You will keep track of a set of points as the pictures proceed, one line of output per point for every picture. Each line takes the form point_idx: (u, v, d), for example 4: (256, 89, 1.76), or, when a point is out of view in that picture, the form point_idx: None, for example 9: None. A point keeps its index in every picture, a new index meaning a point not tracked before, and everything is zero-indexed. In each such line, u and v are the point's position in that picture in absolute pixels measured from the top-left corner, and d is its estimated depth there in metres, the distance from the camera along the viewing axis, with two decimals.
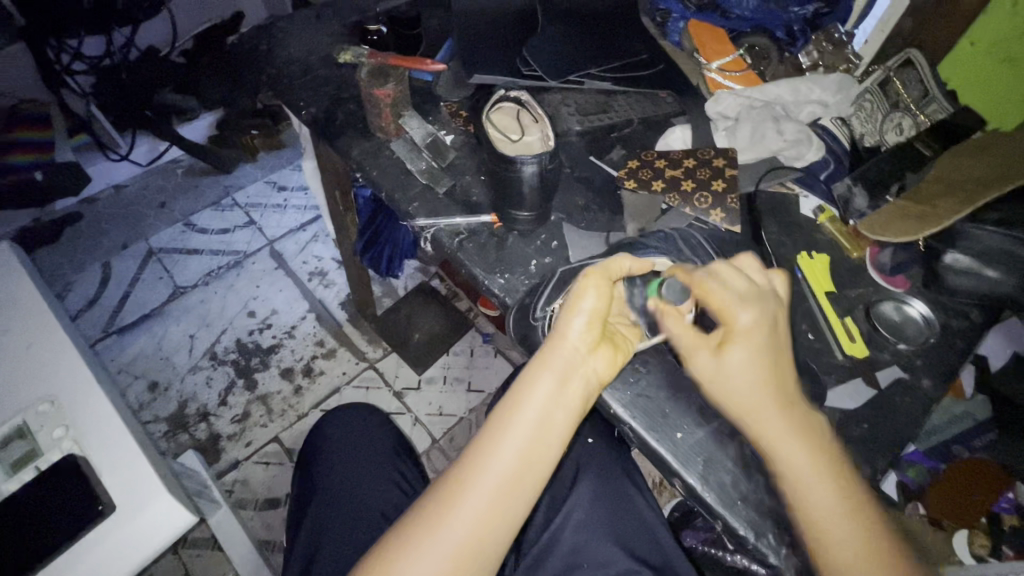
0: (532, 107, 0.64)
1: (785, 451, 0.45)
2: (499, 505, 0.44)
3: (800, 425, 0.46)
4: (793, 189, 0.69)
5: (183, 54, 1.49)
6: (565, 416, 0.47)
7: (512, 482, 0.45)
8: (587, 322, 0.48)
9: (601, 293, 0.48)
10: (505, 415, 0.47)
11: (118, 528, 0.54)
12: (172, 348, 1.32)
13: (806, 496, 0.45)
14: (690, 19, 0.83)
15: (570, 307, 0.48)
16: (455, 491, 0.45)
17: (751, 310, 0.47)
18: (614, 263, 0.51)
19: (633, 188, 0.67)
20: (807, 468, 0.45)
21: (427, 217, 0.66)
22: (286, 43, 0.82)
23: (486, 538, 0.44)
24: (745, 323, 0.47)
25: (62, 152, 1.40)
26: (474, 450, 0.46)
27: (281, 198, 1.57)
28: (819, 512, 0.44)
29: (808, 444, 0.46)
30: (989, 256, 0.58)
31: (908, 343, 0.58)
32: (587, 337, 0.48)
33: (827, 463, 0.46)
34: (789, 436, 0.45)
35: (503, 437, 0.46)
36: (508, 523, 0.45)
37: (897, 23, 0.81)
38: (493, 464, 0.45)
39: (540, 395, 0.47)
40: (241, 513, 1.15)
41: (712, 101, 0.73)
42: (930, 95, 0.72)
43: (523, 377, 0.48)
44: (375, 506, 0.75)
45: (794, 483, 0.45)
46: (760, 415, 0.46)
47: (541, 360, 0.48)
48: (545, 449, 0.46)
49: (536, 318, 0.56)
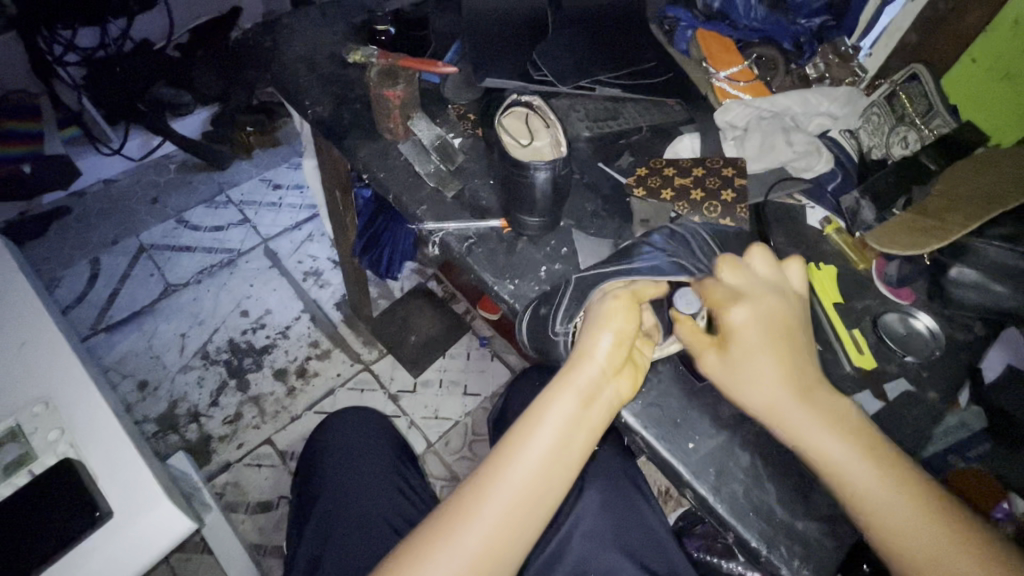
0: (544, 112, 0.63)
1: (818, 442, 0.45)
2: (515, 518, 0.44)
3: (818, 410, 0.46)
4: (800, 200, 0.69)
5: (177, 48, 1.48)
6: (587, 434, 0.47)
7: (529, 497, 0.44)
8: (615, 341, 0.48)
9: (629, 316, 0.50)
10: (524, 428, 0.46)
11: (116, 536, 0.52)
12: (162, 347, 1.29)
13: (849, 486, 0.44)
14: (698, 28, 0.84)
15: (599, 324, 0.49)
16: (471, 502, 0.44)
17: (740, 305, 0.49)
18: (641, 285, 0.53)
19: (642, 195, 0.67)
20: (841, 456, 0.44)
21: (435, 221, 0.65)
22: (290, 41, 0.81)
23: (501, 552, 0.43)
24: (738, 318, 0.48)
25: (52, 145, 1.37)
26: (491, 462, 0.45)
27: (275, 197, 1.55)
28: (861, 491, 0.43)
29: (839, 428, 0.46)
30: (995, 271, 0.58)
31: (913, 355, 0.59)
32: (613, 360, 0.48)
33: (865, 445, 0.45)
34: (815, 427, 0.45)
35: (521, 450, 0.45)
36: (523, 538, 0.44)
37: (901, 39, 0.82)
38: (510, 476, 0.44)
39: (561, 413, 0.46)
40: (232, 516, 1.13)
41: (719, 110, 0.74)
42: (935, 109, 0.71)
43: (544, 395, 0.47)
44: (375, 512, 0.74)
45: (833, 474, 0.44)
46: (778, 404, 0.46)
47: (564, 377, 0.48)
48: (563, 466, 0.45)
49: (556, 332, 0.53)
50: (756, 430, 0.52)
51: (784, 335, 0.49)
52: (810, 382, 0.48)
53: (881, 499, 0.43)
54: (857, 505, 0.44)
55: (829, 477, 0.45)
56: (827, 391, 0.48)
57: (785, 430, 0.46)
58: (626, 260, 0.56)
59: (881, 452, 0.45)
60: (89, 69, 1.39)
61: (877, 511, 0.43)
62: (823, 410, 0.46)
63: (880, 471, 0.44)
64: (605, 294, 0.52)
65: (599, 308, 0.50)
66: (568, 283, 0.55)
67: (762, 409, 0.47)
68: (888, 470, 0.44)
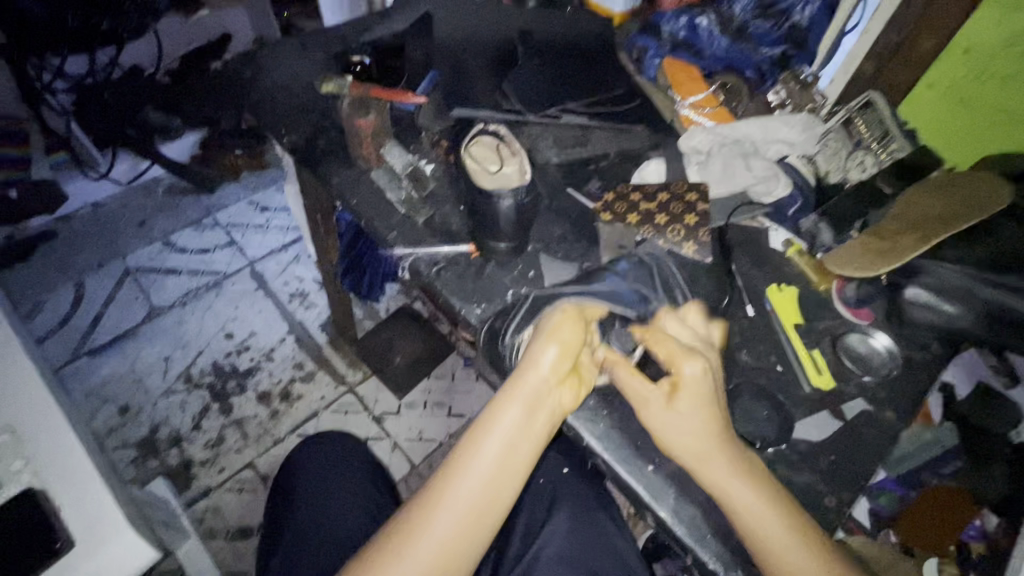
0: (510, 142, 0.66)
1: (742, 499, 0.46)
2: (465, 528, 0.44)
3: (742, 467, 0.47)
4: (763, 223, 0.71)
5: (167, 74, 1.47)
6: (533, 443, 0.47)
7: (476, 509, 0.45)
8: (560, 352, 0.49)
9: (575, 330, 0.51)
10: (473, 439, 0.47)
11: (77, 565, 0.52)
12: (145, 371, 1.29)
13: (766, 543, 0.45)
14: (665, 57, 0.86)
15: (546, 335, 0.50)
16: (422, 516, 0.44)
17: (696, 362, 0.49)
18: (590, 305, 0.54)
19: (609, 220, 0.68)
20: (764, 516, 0.46)
21: (406, 246, 0.67)
22: (270, 71, 0.83)
23: (452, 563, 0.43)
24: (691, 374, 0.49)
25: (39, 169, 1.39)
26: (442, 474, 0.46)
27: (263, 220, 1.57)
28: (782, 548, 0.44)
29: (758, 484, 0.47)
30: (946, 292, 0.60)
31: (872, 375, 0.60)
32: (557, 368, 0.49)
33: (784, 505, 0.47)
34: (736, 483, 0.47)
35: (469, 461, 0.46)
36: (473, 548, 0.44)
37: (858, 67, 0.85)
38: (460, 487, 0.45)
39: (507, 423, 0.47)
40: (211, 543, 1.11)
41: (684, 136, 0.76)
42: (890, 134, 0.74)
43: (490, 407, 0.48)
44: (348, 536, 0.74)
45: (756, 529, 0.45)
46: (704, 454, 0.47)
47: (511, 388, 0.48)
48: (512, 475, 0.46)
49: (505, 345, 0.55)
50: None
51: (721, 394, 0.51)
52: (736, 441, 0.49)
53: (791, 552, 0.44)
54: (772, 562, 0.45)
55: (750, 531, 0.45)
56: (744, 448, 0.49)
57: (700, 480, 0.48)
58: (590, 281, 0.57)
59: (798, 516, 0.46)
60: (78, 96, 1.37)
61: (791, 571, 0.44)
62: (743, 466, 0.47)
63: (790, 525, 0.45)
64: (564, 307, 0.53)
65: (548, 322, 0.51)
66: (526, 299, 0.56)
67: (688, 455, 0.48)
68: (805, 532, 0.46)
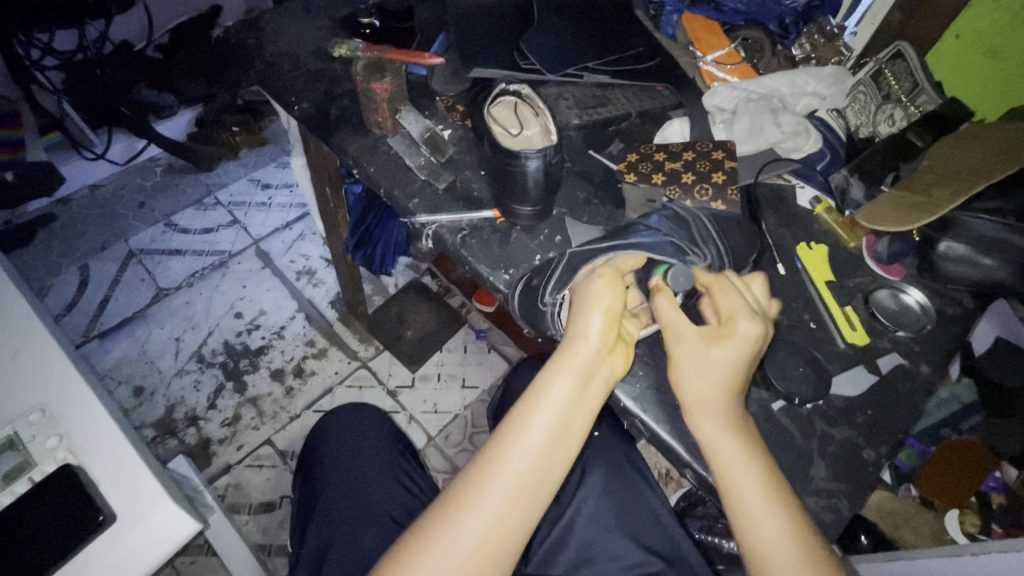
0: (533, 101, 0.62)
1: (718, 437, 0.48)
2: (520, 497, 0.44)
3: (734, 421, 0.48)
4: (789, 180, 0.70)
5: (158, 49, 1.41)
6: (585, 410, 0.48)
7: (528, 481, 0.45)
8: (605, 321, 0.49)
9: (615, 293, 0.50)
10: (524, 411, 0.47)
11: (124, 537, 0.52)
12: (157, 352, 1.28)
13: (733, 488, 0.46)
14: (684, 11, 0.84)
15: (589, 304, 0.50)
16: (476, 485, 0.44)
17: (756, 322, 0.50)
18: (622, 260, 0.53)
19: (634, 181, 0.67)
20: (741, 466, 0.47)
21: (427, 213, 0.65)
22: (275, 37, 0.80)
23: (509, 530, 0.43)
24: (746, 331, 0.49)
25: (34, 152, 1.32)
26: (495, 441, 0.46)
27: (264, 197, 1.54)
28: (743, 494, 0.46)
29: (742, 436, 0.48)
30: (981, 244, 0.59)
31: (905, 329, 0.60)
32: (605, 338, 0.49)
33: (750, 442, 0.48)
34: (721, 428, 0.48)
35: (521, 433, 0.46)
36: (527, 514, 0.44)
37: (886, 15, 0.82)
38: (513, 453, 0.45)
39: (559, 394, 0.47)
40: (236, 518, 1.13)
41: (708, 93, 0.74)
42: (920, 86, 0.72)
43: (540, 381, 0.48)
44: (380, 507, 0.75)
45: (723, 473, 0.47)
46: (709, 398, 0.49)
47: (560, 359, 0.48)
48: (566, 444, 0.46)
49: (545, 303, 0.55)
50: (752, 410, 0.54)
51: (745, 369, 0.50)
52: (737, 394, 0.50)
53: (757, 507, 0.45)
54: (735, 505, 0.46)
55: (717, 470, 0.47)
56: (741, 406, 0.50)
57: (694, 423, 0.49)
58: (620, 236, 0.56)
59: (763, 454, 0.48)
60: (67, 73, 1.34)
61: (749, 521, 0.45)
62: (731, 417, 0.48)
63: (764, 478, 0.46)
64: (598, 262, 0.54)
65: (588, 290, 0.50)
66: (562, 257, 0.55)
67: (695, 392, 0.49)
68: (774, 484, 0.46)
